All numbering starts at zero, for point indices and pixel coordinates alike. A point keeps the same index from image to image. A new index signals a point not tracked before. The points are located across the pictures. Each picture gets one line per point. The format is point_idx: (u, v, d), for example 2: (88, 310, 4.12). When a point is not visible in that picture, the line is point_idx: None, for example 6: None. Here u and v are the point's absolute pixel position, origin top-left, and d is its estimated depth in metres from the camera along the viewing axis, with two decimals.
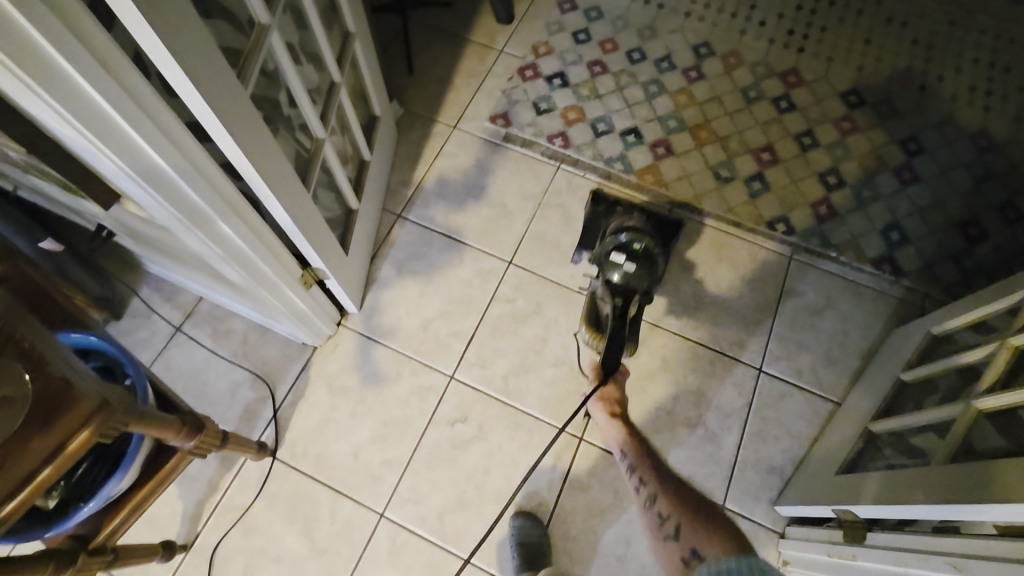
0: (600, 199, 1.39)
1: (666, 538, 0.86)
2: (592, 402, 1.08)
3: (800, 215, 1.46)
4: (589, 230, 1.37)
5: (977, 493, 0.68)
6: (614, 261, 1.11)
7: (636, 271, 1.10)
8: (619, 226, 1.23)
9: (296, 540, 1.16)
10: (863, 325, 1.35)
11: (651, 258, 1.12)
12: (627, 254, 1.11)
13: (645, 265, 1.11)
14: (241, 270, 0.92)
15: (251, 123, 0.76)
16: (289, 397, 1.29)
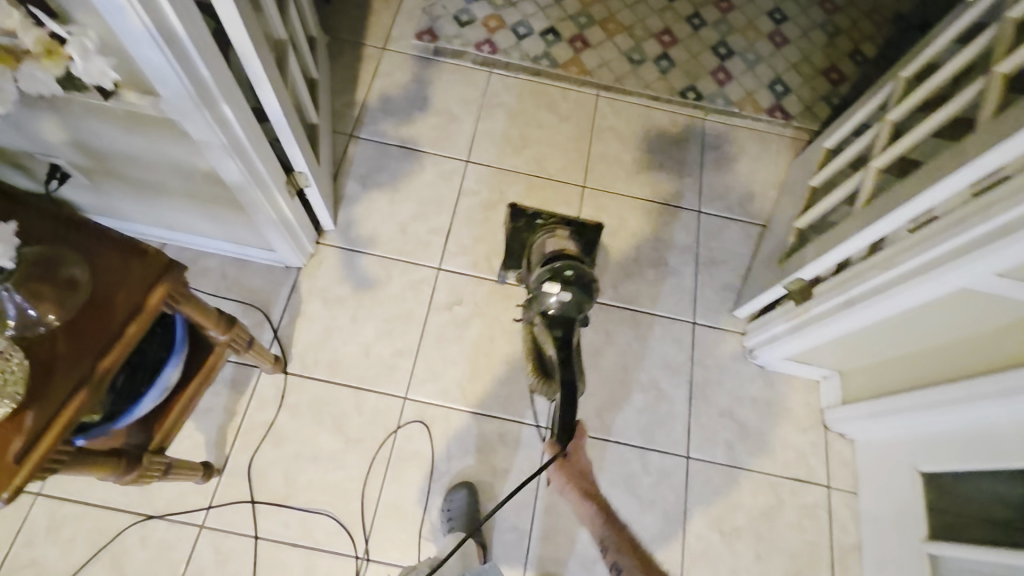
0: (517, 214, 1.27)
1: None
2: (552, 472, 0.85)
3: (704, 82, 1.68)
4: (511, 249, 1.24)
5: (891, 207, 0.90)
6: (543, 296, 0.92)
7: (569, 303, 0.92)
8: (543, 252, 1.04)
9: (330, 437, 1.20)
10: (772, 163, 1.60)
11: (586, 284, 0.93)
12: (558, 282, 0.92)
13: (580, 292, 0.92)
14: (241, 167, 0.93)
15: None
16: (287, 316, 1.31)
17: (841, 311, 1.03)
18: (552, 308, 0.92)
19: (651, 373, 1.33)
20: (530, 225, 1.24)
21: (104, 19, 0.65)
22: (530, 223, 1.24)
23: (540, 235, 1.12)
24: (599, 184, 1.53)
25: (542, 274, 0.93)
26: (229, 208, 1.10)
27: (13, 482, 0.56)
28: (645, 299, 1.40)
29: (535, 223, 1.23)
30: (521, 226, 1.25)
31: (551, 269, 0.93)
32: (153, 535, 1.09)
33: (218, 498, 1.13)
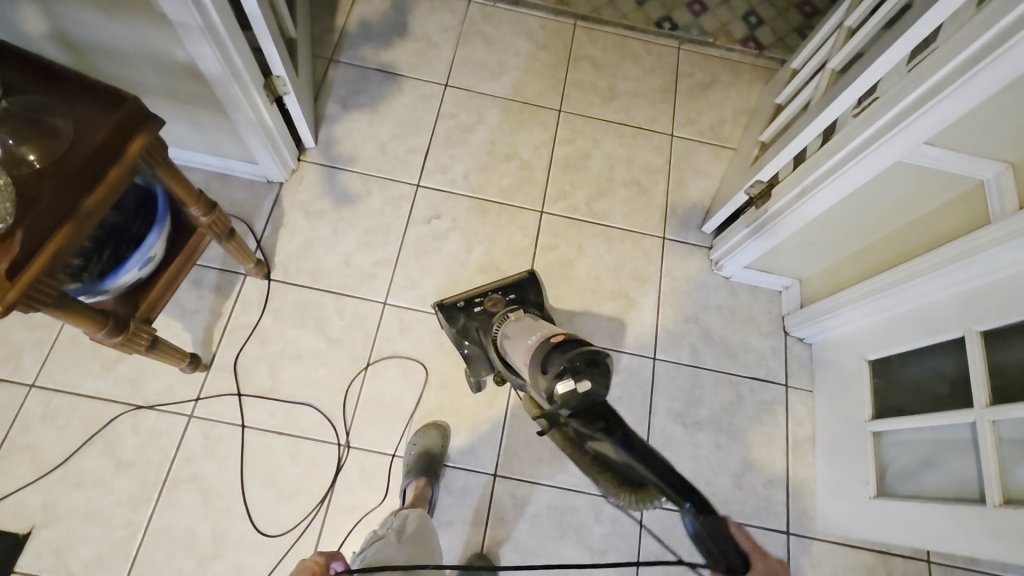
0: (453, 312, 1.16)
1: None
2: None
3: (680, 13, 1.71)
4: (472, 353, 1.15)
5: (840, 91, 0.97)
6: (561, 394, 0.70)
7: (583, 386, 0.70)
8: (536, 341, 0.85)
9: (312, 338, 1.26)
10: (742, 90, 1.64)
11: (594, 361, 0.72)
12: (569, 375, 0.71)
13: (596, 371, 0.71)
14: (218, 54, 0.98)
15: None
16: (270, 227, 1.35)
17: (794, 204, 1.09)
18: (575, 401, 0.69)
19: (621, 284, 1.39)
20: (471, 316, 1.15)
21: None
22: (468, 311, 1.16)
23: (507, 327, 1.03)
24: (574, 109, 1.56)
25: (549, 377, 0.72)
26: (208, 109, 1.14)
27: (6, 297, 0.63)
28: (617, 217, 1.46)
29: (474, 311, 1.15)
30: (468, 323, 1.15)
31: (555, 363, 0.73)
32: (144, 423, 1.15)
33: (206, 391, 1.19)
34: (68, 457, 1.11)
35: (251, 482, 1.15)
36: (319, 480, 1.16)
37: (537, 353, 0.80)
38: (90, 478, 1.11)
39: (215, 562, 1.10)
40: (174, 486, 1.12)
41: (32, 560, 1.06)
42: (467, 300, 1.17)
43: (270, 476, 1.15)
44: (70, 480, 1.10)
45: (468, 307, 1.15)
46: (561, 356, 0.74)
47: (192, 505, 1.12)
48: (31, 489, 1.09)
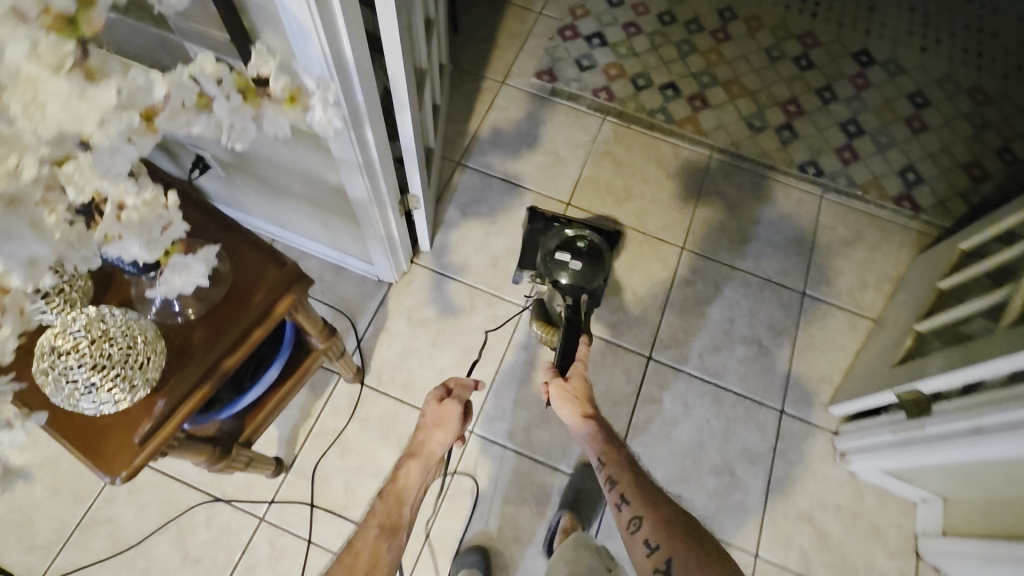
0: (535, 216, 1.47)
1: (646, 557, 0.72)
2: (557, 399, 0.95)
3: (827, 158, 1.61)
4: (529, 246, 1.43)
5: None
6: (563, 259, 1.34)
7: (582, 268, 1.34)
8: (566, 240, 1.37)
9: (392, 457, 1.22)
10: (890, 253, 1.49)
11: (595, 256, 1.36)
12: (572, 254, 1.35)
13: (590, 261, 1.35)
14: (368, 185, 0.98)
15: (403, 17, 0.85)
16: (372, 328, 1.34)
17: (966, 438, 0.95)
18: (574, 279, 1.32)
19: (725, 455, 1.26)
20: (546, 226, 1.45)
21: (291, 45, 0.70)
22: (546, 226, 1.45)
23: (553, 230, 1.43)
24: (698, 248, 1.48)
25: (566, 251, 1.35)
26: (344, 218, 1.15)
27: (137, 461, 0.61)
28: (730, 376, 1.34)
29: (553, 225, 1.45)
30: (537, 228, 1.45)
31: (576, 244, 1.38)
32: (216, 518, 1.14)
33: (281, 495, 1.16)
34: (141, 540, 1.11)
35: None
36: None
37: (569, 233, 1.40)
38: (156, 568, 1.10)
39: None
40: None
41: None
42: (552, 216, 1.47)
43: None
44: (138, 565, 1.10)
45: (549, 221, 1.46)
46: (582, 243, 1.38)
47: None
48: (102, 567, 1.10)
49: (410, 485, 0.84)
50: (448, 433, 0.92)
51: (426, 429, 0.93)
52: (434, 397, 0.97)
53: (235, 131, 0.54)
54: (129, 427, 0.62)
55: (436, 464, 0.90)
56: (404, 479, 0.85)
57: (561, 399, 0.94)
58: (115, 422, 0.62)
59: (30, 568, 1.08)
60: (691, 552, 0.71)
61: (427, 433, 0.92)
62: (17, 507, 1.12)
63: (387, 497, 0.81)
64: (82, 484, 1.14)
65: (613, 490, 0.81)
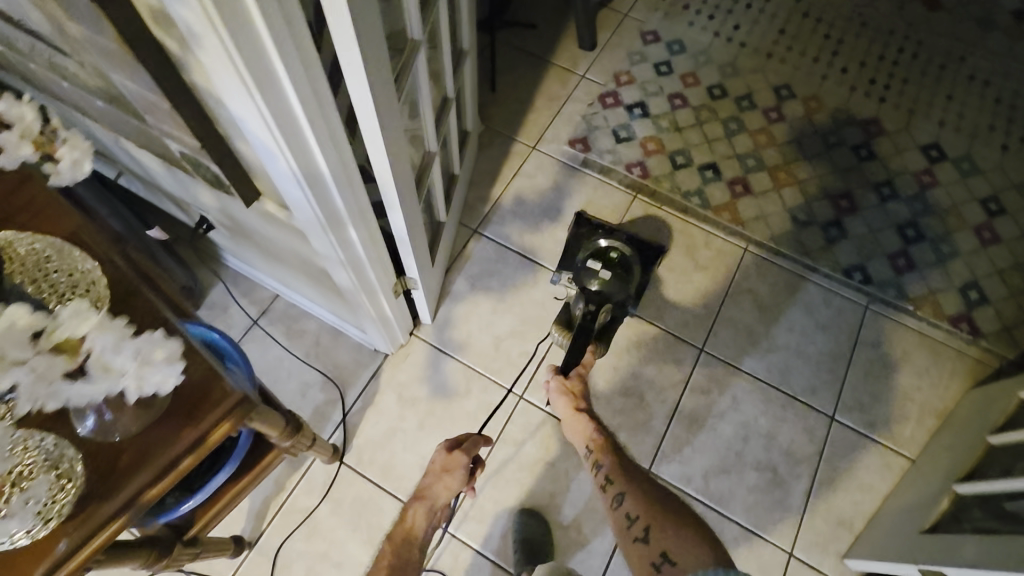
0: (582, 221, 1.46)
1: (634, 534, 0.84)
2: (556, 394, 1.05)
3: (878, 264, 1.46)
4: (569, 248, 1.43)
5: None
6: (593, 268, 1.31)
7: (612, 280, 1.29)
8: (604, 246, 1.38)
9: (359, 548, 1.16)
10: (939, 383, 1.33)
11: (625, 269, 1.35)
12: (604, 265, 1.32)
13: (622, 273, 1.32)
14: (353, 276, 0.95)
15: (394, 116, 0.80)
16: (360, 402, 1.29)
17: None
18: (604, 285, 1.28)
19: None
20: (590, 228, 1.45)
21: (262, 156, 0.69)
22: (591, 231, 1.45)
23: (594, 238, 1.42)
24: (718, 352, 1.36)
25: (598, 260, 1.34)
26: (336, 295, 1.12)
27: None
28: (735, 505, 1.22)
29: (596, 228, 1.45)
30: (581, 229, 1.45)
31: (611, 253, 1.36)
32: None
33: (242, 572, 1.14)
34: None
35: None
36: None
37: (603, 243, 1.39)
38: None
39: None
40: None
41: None
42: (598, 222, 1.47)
43: None
44: None
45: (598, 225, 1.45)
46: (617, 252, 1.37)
47: None
48: None
49: (416, 533, 0.91)
50: (451, 484, 0.95)
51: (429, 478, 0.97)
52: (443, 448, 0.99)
53: (44, 392, 0.54)
54: (25, 565, 0.54)
55: (441, 512, 0.95)
56: (407, 531, 0.91)
57: (561, 395, 1.05)
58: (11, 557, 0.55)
59: None
60: (669, 528, 0.83)
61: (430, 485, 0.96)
62: None
63: (394, 539, 0.89)
64: None
65: (597, 470, 0.95)
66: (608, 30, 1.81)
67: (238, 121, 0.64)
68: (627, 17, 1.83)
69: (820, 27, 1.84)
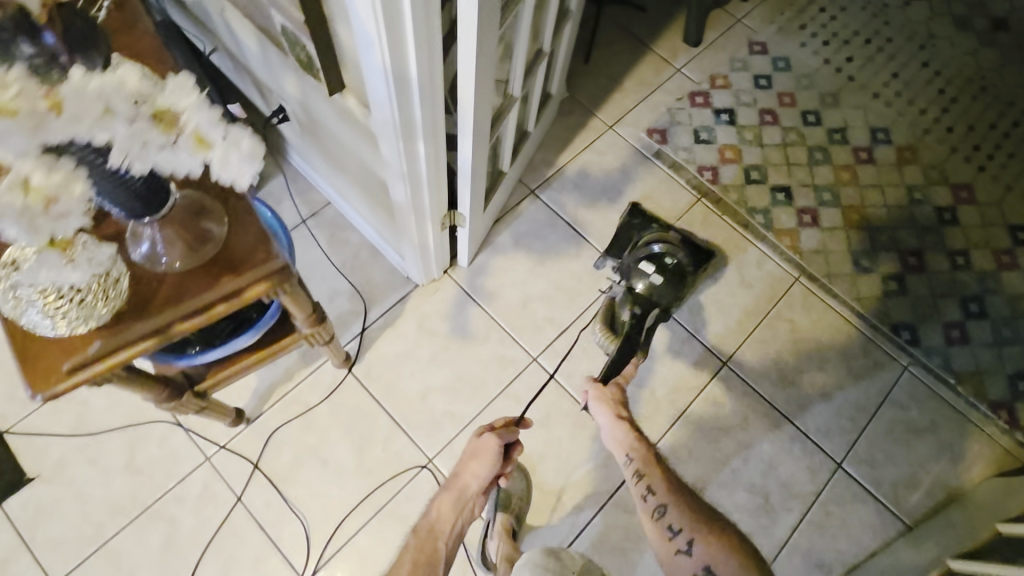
0: (636, 213, 1.46)
1: (676, 554, 0.75)
2: (595, 399, 0.92)
3: (929, 329, 1.40)
4: (620, 240, 1.42)
5: None
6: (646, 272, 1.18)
7: (663, 284, 1.18)
8: (656, 248, 1.27)
9: (348, 452, 1.20)
10: (958, 461, 1.28)
11: (677, 276, 1.20)
12: (655, 266, 1.21)
13: (673, 278, 1.21)
14: (409, 194, 0.96)
15: (490, 39, 0.80)
16: (380, 322, 1.32)
17: None
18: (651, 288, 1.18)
19: None
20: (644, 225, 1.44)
21: (359, 46, 0.70)
22: (642, 227, 1.44)
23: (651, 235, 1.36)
24: (741, 371, 1.33)
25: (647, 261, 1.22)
26: (387, 214, 1.15)
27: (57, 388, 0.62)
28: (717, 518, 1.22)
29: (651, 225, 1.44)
30: (633, 223, 1.44)
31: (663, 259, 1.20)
32: (170, 440, 1.16)
33: (234, 442, 1.18)
34: (100, 432, 1.16)
35: (209, 564, 1.09)
36: None
37: (657, 247, 1.28)
38: (101, 462, 1.14)
39: None
40: (152, 516, 1.11)
41: (16, 506, 1.10)
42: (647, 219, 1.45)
43: (227, 563, 1.09)
44: (87, 454, 1.14)
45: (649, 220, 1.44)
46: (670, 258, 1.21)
47: (153, 546, 1.09)
48: (56, 440, 1.15)
49: (443, 533, 0.85)
50: (486, 471, 0.90)
51: (463, 462, 0.92)
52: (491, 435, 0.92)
53: (137, 152, 0.55)
54: (62, 350, 0.62)
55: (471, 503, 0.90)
56: (434, 533, 0.85)
57: (602, 403, 0.92)
58: (52, 343, 0.62)
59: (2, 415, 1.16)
60: (721, 548, 0.75)
61: (465, 467, 0.91)
62: None
63: (420, 532, 0.84)
64: None
65: (638, 482, 0.83)
66: (717, 30, 1.76)
67: (348, 6, 0.66)
68: (738, 22, 1.78)
69: (937, 80, 1.75)
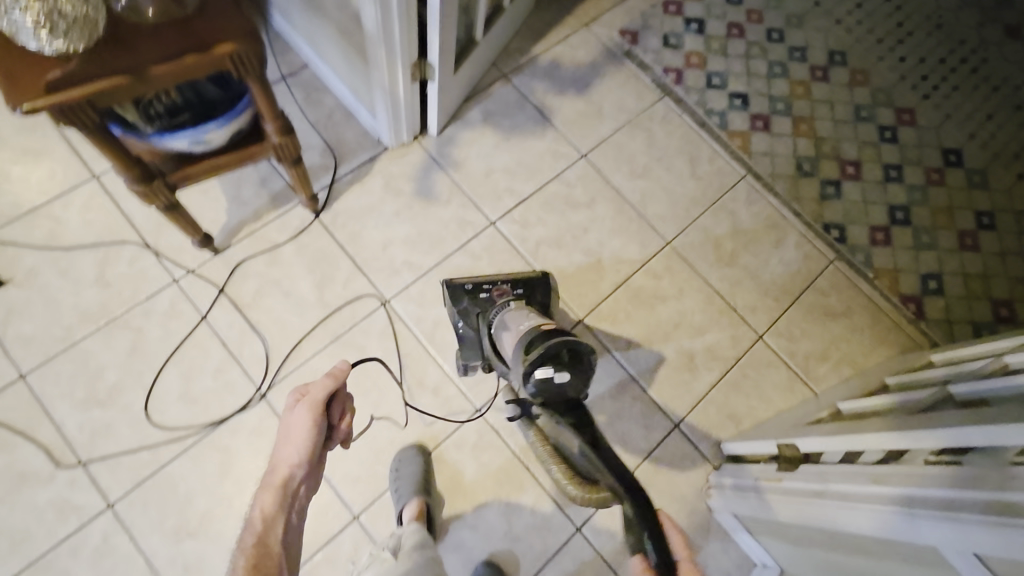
0: (456, 290, 1.16)
1: None
2: None
3: (857, 230, 1.52)
4: (467, 336, 1.14)
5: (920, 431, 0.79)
6: (538, 381, 0.81)
7: (569, 379, 0.82)
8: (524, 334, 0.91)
9: (309, 287, 1.27)
10: (868, 341, 1.41)
11: (579, 356, 0.82)
12: (550, 364, 0.81)
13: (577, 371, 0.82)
14: (380, 16, 1.02)
15: None
16: (349, 177, 1.39)
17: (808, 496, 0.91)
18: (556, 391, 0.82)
19: None
20: (475, 299, 1.15)
21: None
22: (473, 293, 1.16)
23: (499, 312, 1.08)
24: (683, 251, 1.44)
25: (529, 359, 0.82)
26: (359, 56, 1.20)
27: (36, 103, 0.67)
28: (647, 372, 1.32)
29: (479, 295, 1.15)
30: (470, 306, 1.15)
31: (542, 352, 0.81)
32: (140, 261, 1.23)
33: (202, 269, 1.25)
34: (72, 247, 1.22)
35: (170, 370, 1.16)
36: (219, 406, 1.16)
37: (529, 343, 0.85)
38: (72, 274, 1.20)
39: (97, 408, 1.12)
40: (119, 324, 1.18)
41: None
42: (474, 283, 1.17)
43: (189, 371, 1.17)
44: (59, 266, 1.20)
45: (474, 290, 1.16)
46: (550, 345, 0.82)
47: (119, 349, 1.16)
48: (29, 251, 1.21)
49: (275, 528, 0.71)
50: (303, 449, 0.78)
51: (280, 446, 0.79)
52: (304, 406, 0.80)
53: None
54: (44, 71, 0.69)
55: (298, 491, 0.77)
56: (265, 531, 0.71)
57: None
58: (35, 64, 0.69)
59: None
60: None
61: (277, 453, 0.79)
62: None
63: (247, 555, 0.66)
64: (52, 181, 1.26)
65: None
66: None
67: None
68: None
69: (897, 15, 1.85)
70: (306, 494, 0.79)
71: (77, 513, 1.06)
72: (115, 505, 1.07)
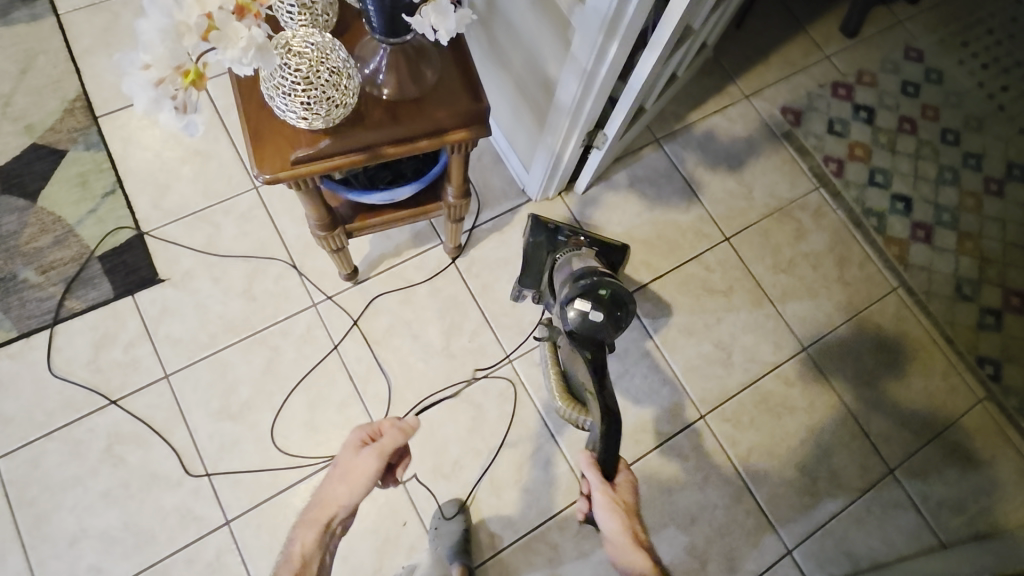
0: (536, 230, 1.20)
1: None
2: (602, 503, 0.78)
3: (1014, 370, 1.39)
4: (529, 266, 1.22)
5: None
6: (573, 312, 0.92)
7: (599, 321, 0.92)
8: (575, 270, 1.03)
9: (436, 333, 1.27)
10: (1009, 498, 1.29)
11: (619, 305, 0.93)
12: (591, 299, 0.93)
13: (612, 306, 0.93)
14: (579, 94, 0.99)
15: None
16: (489, 224, 1.37)
17: None
18: (584, 323, 0.92)
19: (710, 548, 1.21)
20: (552, 241, 1.20)
21: None
22: (550, 238, 1.20)
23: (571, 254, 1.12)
24: (818, 359, 1.36)
25: (576, 289, 0.94)
26: (535, 116, 1.18)
27: (277, 174, 0.70)
28: (762, 485, 1.26)
29: (556, 238, 1.20)
30: (542, 244, 1.20)
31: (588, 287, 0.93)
32: (285, 280, 1.26)
33: (339, 297, 1.26)
34: (225, 256, 1.26)
35: (298, 395, 1.19)
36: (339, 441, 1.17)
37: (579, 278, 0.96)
38: (223, 282, 1.24)
39: (227, 421, 1.16)
40: (259, 341, 1.21)
41: (146, 300, 1.21)
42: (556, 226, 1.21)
43: (314, 401, 1.19)
44: (212, 272, 1.25)
45: (553, 232, 1.19)
46: (596, 285, 0.94)
47: (255, 365, 1.20)
48: (188, 253, 1.25)
49: (313, 564, 0.70)
50: (357, 491, 0.76)
51: (331, 482, 0.78)
52: (372, 451, 0.78)
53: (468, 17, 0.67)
54: (290, 144, 0.71)
55: (338, 528, 0.76)
56: (305, 562, 0.70)
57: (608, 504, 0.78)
58: (282, 135, 0.70)
59: (146, 219, 1.27)
60: None
61: (327, 488, 0.77)
62: (167, 171, 1.31)
63: None
64: (217, 186, 1.31)
65: None
66: (876, 27, 1.71)
67: None
68: (900, 24, 1.72)
69: None
70: (342, 532, 0.78)
71: (197, 523, 1.09)
72: (231, 521, 1.10)
